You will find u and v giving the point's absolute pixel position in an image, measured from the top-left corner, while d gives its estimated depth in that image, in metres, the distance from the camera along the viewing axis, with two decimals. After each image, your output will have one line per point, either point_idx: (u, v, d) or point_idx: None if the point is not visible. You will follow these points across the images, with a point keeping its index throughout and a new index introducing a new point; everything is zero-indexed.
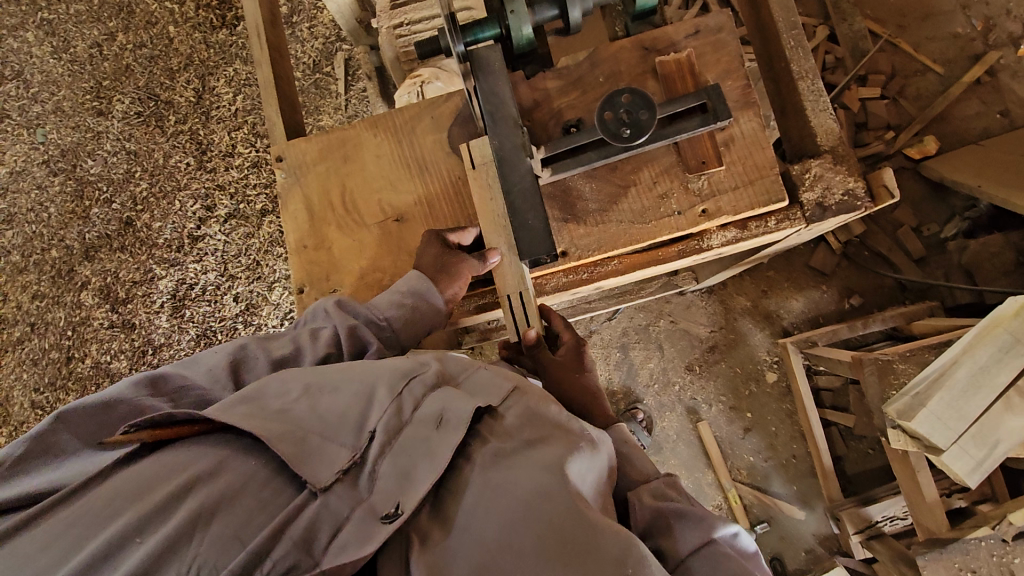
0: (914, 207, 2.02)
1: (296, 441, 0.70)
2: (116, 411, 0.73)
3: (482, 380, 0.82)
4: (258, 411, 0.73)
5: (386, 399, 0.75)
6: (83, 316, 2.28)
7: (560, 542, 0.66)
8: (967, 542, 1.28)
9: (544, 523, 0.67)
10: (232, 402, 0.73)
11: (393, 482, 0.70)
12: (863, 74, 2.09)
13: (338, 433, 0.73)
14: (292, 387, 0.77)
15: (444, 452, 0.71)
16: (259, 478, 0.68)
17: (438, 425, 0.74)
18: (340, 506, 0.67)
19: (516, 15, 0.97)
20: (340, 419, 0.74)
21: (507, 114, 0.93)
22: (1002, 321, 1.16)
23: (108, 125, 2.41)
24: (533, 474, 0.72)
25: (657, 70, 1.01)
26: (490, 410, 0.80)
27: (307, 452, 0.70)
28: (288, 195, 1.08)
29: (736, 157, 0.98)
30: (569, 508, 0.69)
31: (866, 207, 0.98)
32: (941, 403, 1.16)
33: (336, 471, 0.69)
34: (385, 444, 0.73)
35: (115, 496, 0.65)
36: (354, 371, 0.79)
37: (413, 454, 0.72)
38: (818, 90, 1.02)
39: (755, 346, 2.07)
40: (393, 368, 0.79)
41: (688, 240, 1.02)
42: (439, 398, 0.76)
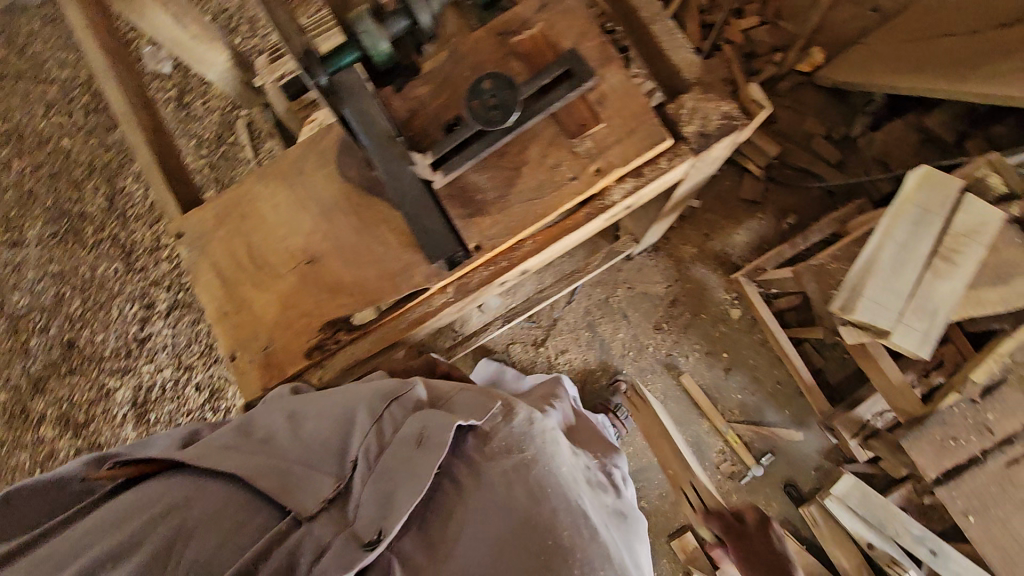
0: (820, 116, 2.08)
1: (279, 475, 0.87)
2: (67, 486, 0.88)
3: (467, 402, 0.98)
4: (248, 443, 0.90)
5: (366, 422, 0.92)
6: (48, 450, 2.20)
7: (537, 548, 0.84)
8: (942, 412, 1.31)
9: (523, 535, 0.85)
10: (223, 439, 0.90)
11: (374, 506, 0.84)
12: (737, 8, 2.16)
13: (322, 464, 0.89)
14: (278, 416, 0.94)
15: (423, 468, 0.86)
16: (236, 500, 0.85)
17: (418, 444, 0.88)
18: (324, 533, 0.82)
19: (369, 34, 0.99)
20: (322, 446, 0.90)
21: (382, 130, 0.95)
22: (910, 196, 1.22)
23: (24, 253, 2.34)
24: (515, 497, 0.88)
25: (516, 51, 1.03)
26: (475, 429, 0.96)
27: (294, 485, 0.86)
28: (197, 267, 1.07)
29: (612, 112, 1.01)
30: (546, 520, 0.86)
31: (744, 124, 1.01)
32: (878, 287, 1.20)
33: (321, 500, 0.85)
34: (367, 470, 0.88)
35: (95, 527, 0.81)
36: (334, 402, 0.95)
37: (392, 475, 0.86)
38: (671, 29, 1.05)
39: (712, 288, 2.10)
40: (377, 392, 0.95)
41: (592, 201, 1.03)
42: (418, 420, 0.91)
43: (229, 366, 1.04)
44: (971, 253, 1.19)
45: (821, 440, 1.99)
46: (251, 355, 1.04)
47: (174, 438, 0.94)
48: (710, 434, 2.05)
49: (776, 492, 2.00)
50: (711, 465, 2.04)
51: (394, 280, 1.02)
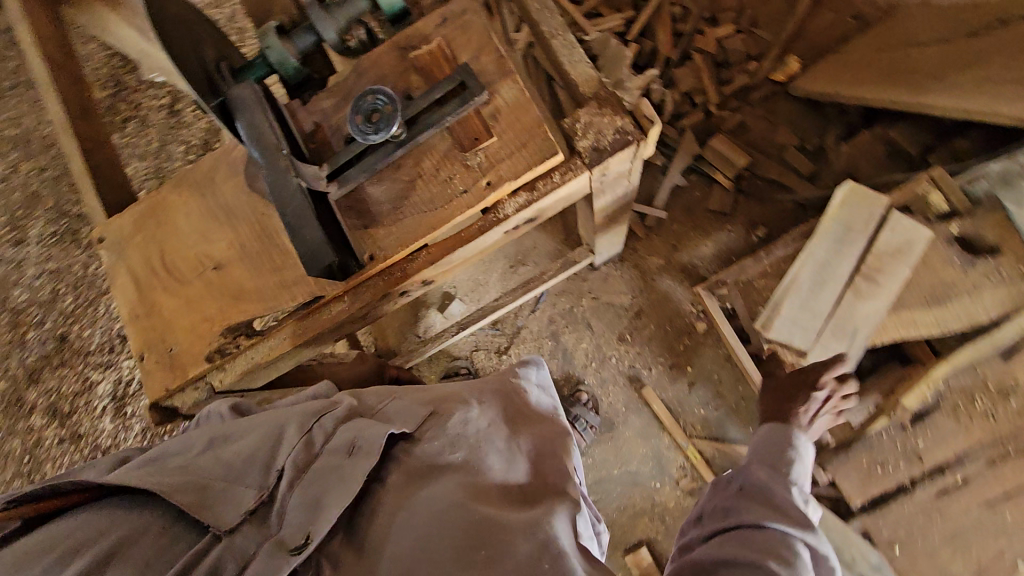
0: (794, 126, 2.03)
1: (197, 489, 0.74)
2: None
3: (398, 408, 0.88)
4: (159, 467, 0.76)
5: (294, 436, 0.80)
6: (35, 438, 2.30)
7: (470, 545, 0.73)
8: (870, 438, 1.45)
9: (456, 532, 0.74)
10: (136, 464, 0.77)
11: (301, 513, 0.73)
12: (711, 16, 2.12)
13: (243, 477, 0.77)
14: (196, 442, 0.81)
15: (356, 477, 0.76)
16: (154, 529, 0.72)
17: (349, 453, 0.78)
18: (247, 543, 0.71)
19: (274, 49, 1.05)
20: (244, 462, 0.77)
21: (269, 143, 0.96)
22: (832, 217, 1.40)
23: (25, 251, 2.47)
24: (443, 493, 0.79)
25: (416, 65, 1.05)
26: (407, 436, 0.85)
27: (212, 498, 0.73)
28: (114, 270, 1.12)
29: (505, 125, 1.01)
30: (479, 516, 0.76)
31: (638, 139, 1.00)
32: (798, 305, 1.40)
33: (242, 512, 0.73)
34: (294, 479, 0.76)
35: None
36: (262, 418, 0.83)
37: (322, 483, 0.75)
38: (572, 43, 1.05)
39: (678, 300, 2.06)
40: (304, 410, 0.84)
41: (487, 214, 1.04)
42: (350, 428, 0.81)
43: (138, 365, 1.09)
44: (895, 271, 1.37)
45: None
46: (157, 356, 1.08)
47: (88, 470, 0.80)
48: (671, 449, 2.01)
49: None
50: (671, 481, 2.00)
51: (290, 287, 1.05)
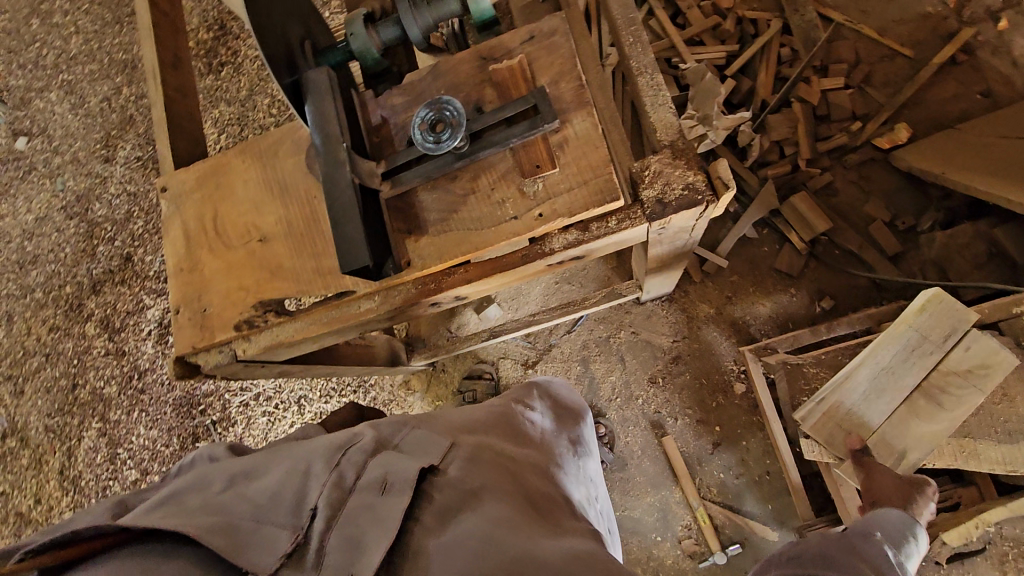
0: (888, 200, 1.88)
1: (227, 531, 0.66)
2: None
3: (417, 440, 0.84)
4: (175, 505, 0.68)
5: (324, 473, 0.73)
6: (86, 345, 2.47)
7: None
8: None
9: (495, 559, 0.65)
10: (148, 507, 0.67)
11: (341, 556, 0.66)
12: (823, 65, 1.97)
13: (273, 515, 0.69)
14: (217, 477, 0.73)
15: (390, 517, 0.69)
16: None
17: (383, 490, 0.72)
18: None
19: (356, 37, 1.03)
20: (272, 500, 0.70)
21: (332, 133, 0.95)
22: (908, 321, 1.41)
23: (113, 171, 2.65)
24: (473, 522, 0.71)
25: (493, 78, 1.01)
26: (431, 470, 0.78)
27: (243, 543, 0.65)
28: (169, 221, 1.16)
29: (570, 157, 0.97)
30: (518, 546, 0.68)
31: (708, 201, 0.93)
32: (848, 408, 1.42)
33: (279, 556, 0.66)
34: (329, 518, 0.69)
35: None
36: (286, 453, 0.78)
37: (360, 524, 0.68)
38: (658, 84, 0.98)
39: (720, 355, 1.97)
40: (328, 444, 0.78)
41: (534, 245, 1.01)
42: (381, 464, 0.76)
43: (171, 318, 1.12)
44: (967, 394, 1.33)
45: None
46: (190, 313, 1.11)
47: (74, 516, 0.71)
48: (680, 505, 1.93)
49: None
50: (672, 538, 1.92)
51: (324, 276, 1.05)
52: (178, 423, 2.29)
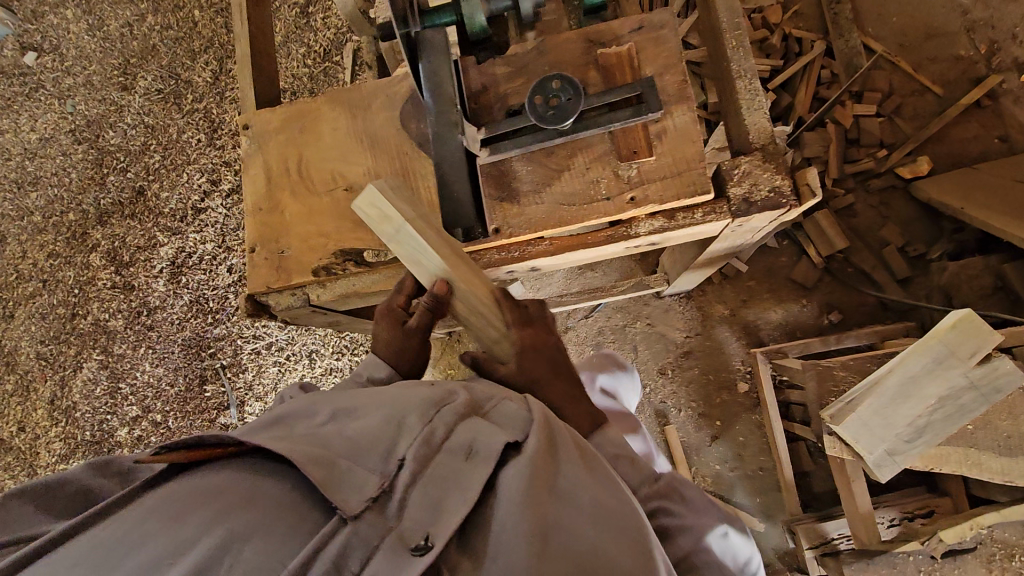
0: (902, 227, 2.00)
1: (324, 464, 0.70)
2: (64, 489, 0.74)
3: (507, 412, 0.78)
4: (285, 437, 0.75)
5: (416, 425, 0.75)
6: (89, 276, 2.41)
7: None
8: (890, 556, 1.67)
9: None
10: (257, 426, 0.79)
11: (424, 511, 0.69)
12: (858, 91, 2.07)
13: (366, 458, 0.73)
14: (323, 414, 0.80)
15: (473, 484, 0.70)
16: (288, 497, 0.69)
17: (468, 458, 0.72)
18: (371, 534, 0.66)
19: (469, 4, 1.05)
20: (364, 443, 0.74)
21: (445, 94, 0.99)
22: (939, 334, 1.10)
23: (130, 100, 2.55)
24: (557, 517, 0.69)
25: (599, 62, 1.05)
26: (515, 444, 0.75)
27: (338, 478, 0.69)
28: (250, 160, 1.16)
29: (666, 148, 1.01)
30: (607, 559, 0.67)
31: (790, 206, 0.99)
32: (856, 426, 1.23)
33: (366, 498, 0.68)
34: (415, 472, 0.71)
35: (132, 529, 0.66)
36: (383, 397, 0.81)
37: (444, 484, 0.71)
38: (756, 89, 1.04)
39: (729, 354, 2.06)
40: (424, 396, 0.79)
41: (618, 226, 1.05)
42: (468, 428, 0.75)
43: (245, 256, 1.12)
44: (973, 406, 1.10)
45: (781, 540, 1.95)
46: (266, 253, 1.11)
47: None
48: None
49: None
50: None
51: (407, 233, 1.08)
52: (184, 364, 2.27)
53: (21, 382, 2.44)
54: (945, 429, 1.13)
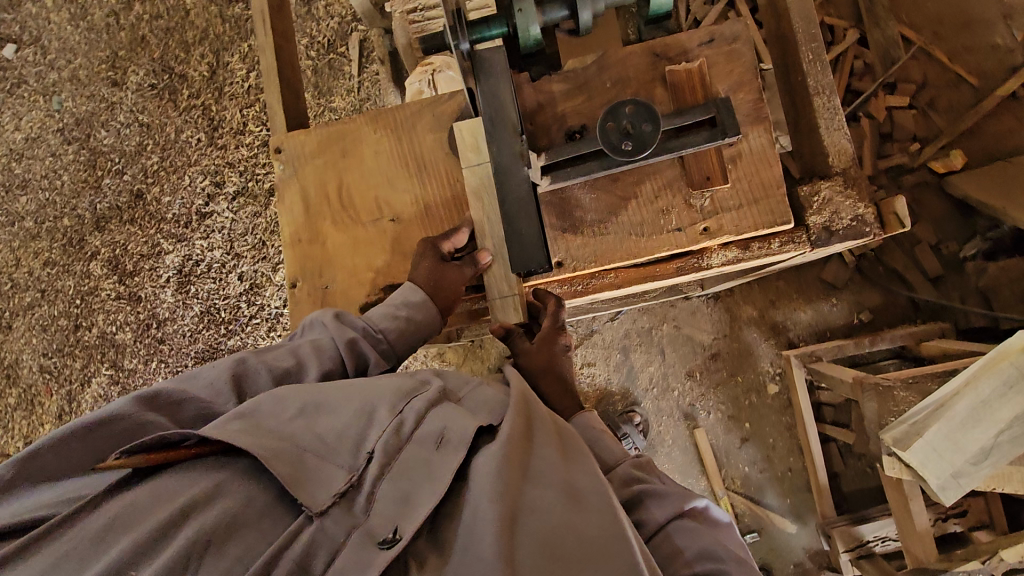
0: (935, 223, 1.95)
1: (292, 460, 0.69)
2: (114, 427, 0.69)
3: (484, 396, 0.83)
4: (254, 429, 0.71)
5: (387, 418, 0.74)
6: (91, 286, 2.33)
7: (554, 557, 0.68)
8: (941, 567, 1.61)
9: (540, 541, 0.69)
10: (228, 419, 0.71)
11: (391, 505, 0.69)
12: (891, 83, 2.02)
13: (334, 455, 0.72)
14: (288, 404, 0.75)
15: (444, 473, 0.71)
16: (258, 503, 0.67)
17: (438, 446, 0.73)
18: (337, 531, 0.66)
19: (523, 15, 0.96)
20: (337, 438, 0.73)
21: (507, 119, 0.92)
22: (1008, 354, 1.11)
23: (122, 96, 2.36)
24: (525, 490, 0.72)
25: (667, 78, 0.97)
26: (488, 428, 0.79)
27: (306, 474, 0.69)
28: (284, 186, 1.08)
29: (742, 174, 0.95)
30: (559, 526, 0.70)
31: (875, 234, 0.95)
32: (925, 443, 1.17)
33: (333, 494, 0.68)
34: (383, 466, 0.71)
35: (105, 531, 0.62)
36: (353, 388, 0.78)
37: (412, 477, 0.71)
38: (835, 107, 0.98)
39: (759, 356, 2.02)
40: (396, 386, 0.79)
41: (688, 257, 1.00)
42: (441, 416, 0.76)
43: (287, 291, 1.06)
44: None
45: (811, 540, 1.95)
46: (309, 288, 1.05)
47: (225, 370, 0.78)
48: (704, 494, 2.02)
49: None
50: None
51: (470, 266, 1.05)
52: None
53: (25, 396, 2.37)
54: (1013, 451, 1.10)
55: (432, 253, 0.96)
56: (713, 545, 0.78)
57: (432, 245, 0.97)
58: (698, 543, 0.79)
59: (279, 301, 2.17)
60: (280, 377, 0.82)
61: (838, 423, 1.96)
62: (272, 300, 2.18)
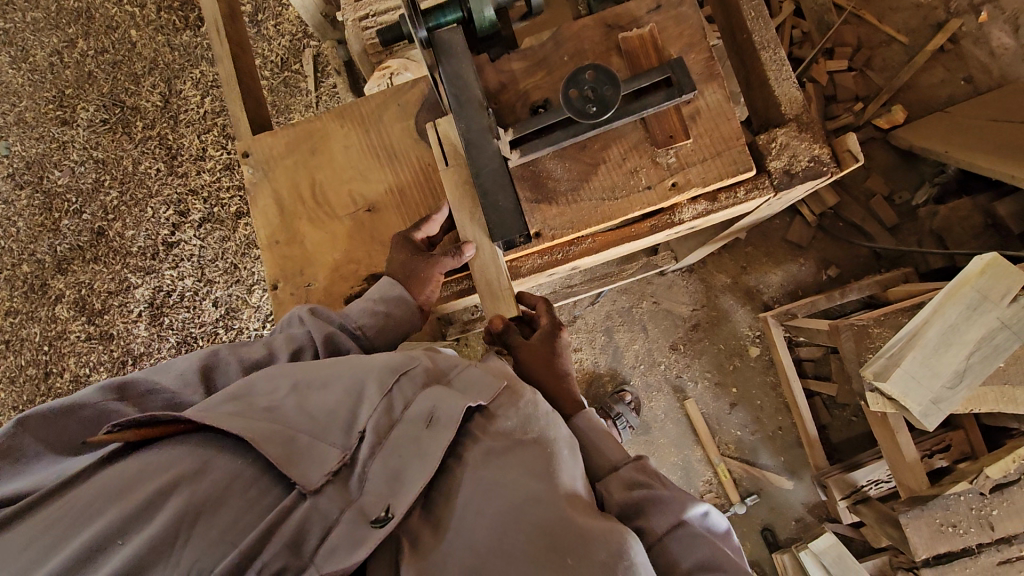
0: (885, 176, 2.04)
1: (283, 441, 0.75)
2: (83, 413, 0.78)
3: (471, 377, 0.88)
4: (247, 410, 0.79)
5: (376, 398, 0.81)
6: (59, 330, 2.26)
7: (547, 543, 0.71)
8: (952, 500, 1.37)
9: (532, 526, 0.72)
10: (220, 400, 0.79)
11: (382, 484, 0.75)
12: (829, 48, 2.12)
13: (327, 434, 0.78)
14: (281, 385, 0.84)
15: (433, 451, 0.77)
16: (245, 476, 0.74)
17: (428, 424, 0.80)
18: (329, 508, 0.72)
19: None
20: (328, 418, 0.80)
21: (472, 97, 0.94)
22: (969, 279, 1.19)
23: (73, 134, 2.31)
24: (520, 480, 0.77)
25: (621, 47, 1.01)
26: (480, 409, 0.85)
27: (297, 453, 0.75)
28: (257, 190, 1.08)
29: (703, 129, 0.99)
30: (552, 512, 0.74)
31: (832, 171, 0.99)
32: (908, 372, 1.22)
33: (326, 473, 0.74)
34: (375, 446, 0.78)
35: (96, 497, 0.69)
36: (342, 369, 0.85)
37: (402, 456, 0.77)
38: (781, 59, 1.03)
39: (737, 322, 2.07)
40: (384, 366, 0.85)
41: (660, 214, 1.03)
42: (429, 397, 0.82)
43: (269, 293, 1.07)
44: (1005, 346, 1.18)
45: (809, 493, 2.00)
46: (292, 288, 1.06)
47: (194, 361, 0.89)
48: (701, 463, 2.05)
49: (752, 533, 2.02)
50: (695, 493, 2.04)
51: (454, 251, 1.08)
52: None
53: None
54: (985, 370, 1.19)
55: (403, 243, 1.02)
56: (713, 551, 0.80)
57: (404, 237, 1.03)
58: (700, 553, 0.80)
59: (258, 321, 2.16)
60: (248, 367, 0.92)
61: (820, 376, 2.01)
62: (250, 322, 2.17)
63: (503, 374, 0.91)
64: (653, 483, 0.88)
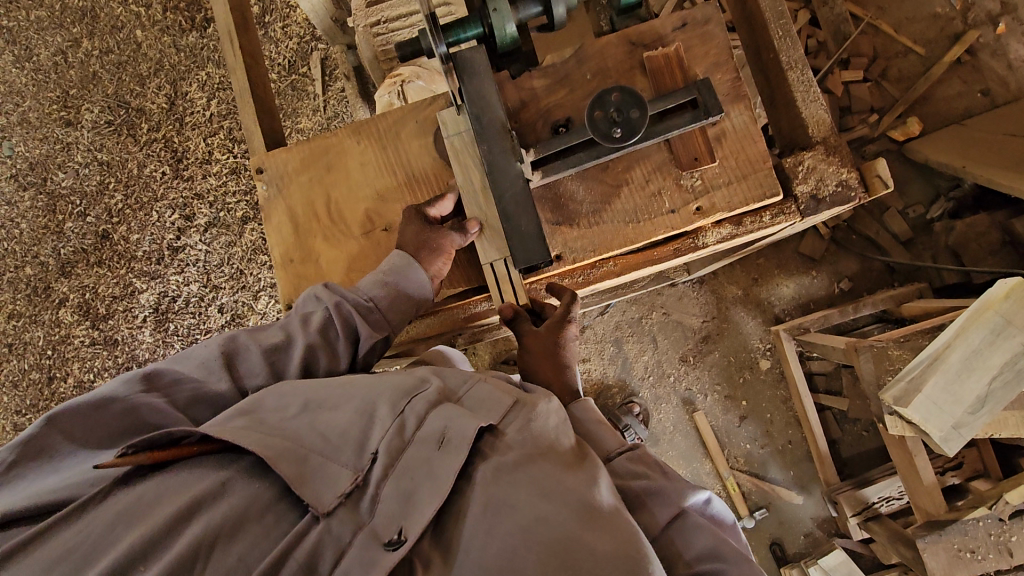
0: (900, 189, 2.02)
1: (297, 460, 0.74)
2: (109, 408, 0.76)
3: (481, 395, 0.84)
4: (259, 425, 0.77)
5: (388, 417, 0.78)
6: (63, 335, 2.24)
7: (559, 566, 0.68)
8: (966, 523, 1.35)
9: (542, 548, 0.69)
10: (230, 416, 0.77)
11: (395, 505, 0.72)
12: (845, 58, 2.09)
13: (339, 453, 0.76)
14: (291, 401, 0.81)
15: (446, 473, 0.73)
16: (262, 501, 0.72)
17: (440, 445, 0.76)
18: (342, 531, 0.70)
19: (499, 13, 0.94)
20: (341, 437, 0.77)
21: (495, 118, 0.92)
22: (992, 303, 1.19)
23: (77, 136, 2.28)
24: (527, 496, 0.73)
25: (646, 65, 0.99)
26: (490, 427, 0.80)
27: (310, 472, 0.73)
28: (271, 208, 1.07)
29: (728, 150, 0.97)
30: (563, 533, 0.70)
31: (860, 197, 0.98)
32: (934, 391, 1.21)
33: (338, 495, 0.72)
34: (388, 465, 0.75)
35: (116, 520, 0.68)
36: (354, 388, 0.82)
37: (414, 477, 0.74)
38: (808, 80, 1.01)
39: (747, 334, 2.05)
40: (396, 386, 0.82)
41: (683, 238, 1.02)
42: (441, 417, 0.78)
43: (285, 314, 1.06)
44: None
45: (818, 508, 1.98)
46: None
47: (215, 348, 0.86)
48: (710, 476, 2.04)
49: (761, 547, 2.01)
50: None
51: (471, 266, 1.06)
52: None
53: None
54: (1006, 397, 1.17)
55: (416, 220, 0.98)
56: (716, 542, 0.79)
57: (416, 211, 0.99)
58: (701, 542, 0.80)
59: None
60: (269, 353, 0.88)
61: (831, 391, 2.00)
62: None
63: (513, 390, 0.86)
64: (652, 471, 0.87)
